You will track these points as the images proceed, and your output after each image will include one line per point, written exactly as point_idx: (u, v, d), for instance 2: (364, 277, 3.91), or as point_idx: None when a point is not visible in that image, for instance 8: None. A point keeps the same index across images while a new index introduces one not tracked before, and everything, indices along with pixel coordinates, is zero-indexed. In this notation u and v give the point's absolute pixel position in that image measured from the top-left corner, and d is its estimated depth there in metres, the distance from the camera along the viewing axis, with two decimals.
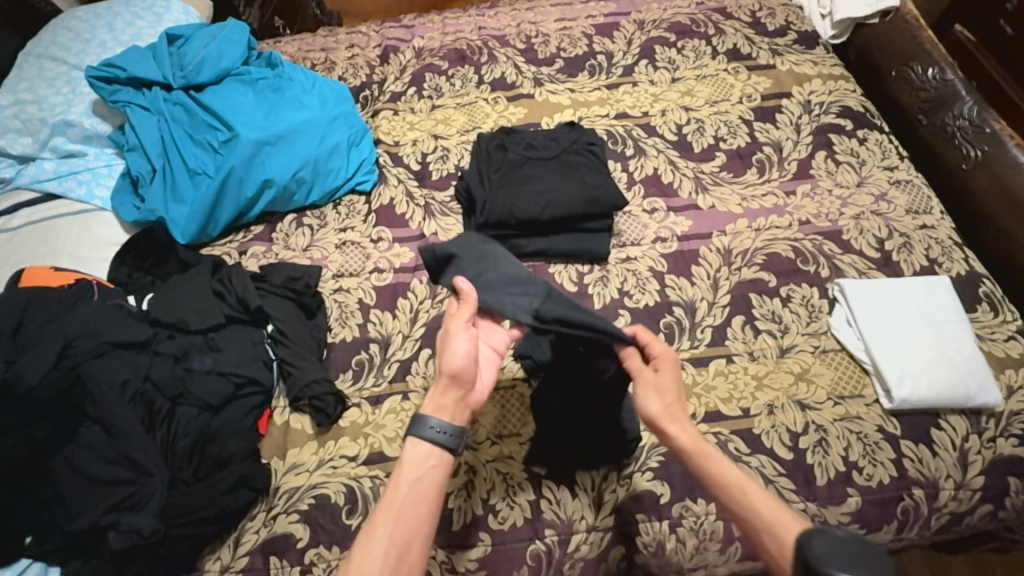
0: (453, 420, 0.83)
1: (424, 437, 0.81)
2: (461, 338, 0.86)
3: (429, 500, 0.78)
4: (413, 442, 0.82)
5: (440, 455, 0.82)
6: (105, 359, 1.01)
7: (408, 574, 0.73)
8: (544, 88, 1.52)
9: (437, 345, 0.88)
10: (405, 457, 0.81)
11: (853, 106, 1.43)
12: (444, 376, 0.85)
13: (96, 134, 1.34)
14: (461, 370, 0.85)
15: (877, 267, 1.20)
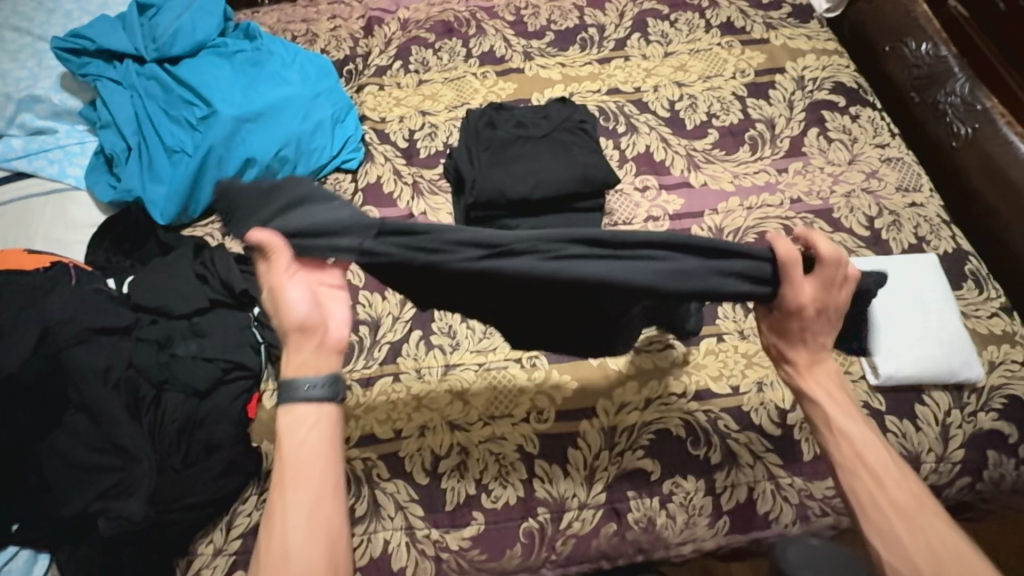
0: (324, 372, 0.77)
1: (298, 399, 0.75)
2: (295, 288, 0.76)
3: (326, 456, 0.74)
4: (286, 409, 0.75)
5: (320, 411, 0.76)
6: (86, 345, 0.98)
7: (330, 535, 0.71)
8: (534, 63, 1.48)
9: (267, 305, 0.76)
10: (282, 425, 0.75)
11: (846, 82, 1.41)
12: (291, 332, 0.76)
13: (65, 110, 1.27)
14: (307, 320, 0.76)
15: (866, 246, 1.20)
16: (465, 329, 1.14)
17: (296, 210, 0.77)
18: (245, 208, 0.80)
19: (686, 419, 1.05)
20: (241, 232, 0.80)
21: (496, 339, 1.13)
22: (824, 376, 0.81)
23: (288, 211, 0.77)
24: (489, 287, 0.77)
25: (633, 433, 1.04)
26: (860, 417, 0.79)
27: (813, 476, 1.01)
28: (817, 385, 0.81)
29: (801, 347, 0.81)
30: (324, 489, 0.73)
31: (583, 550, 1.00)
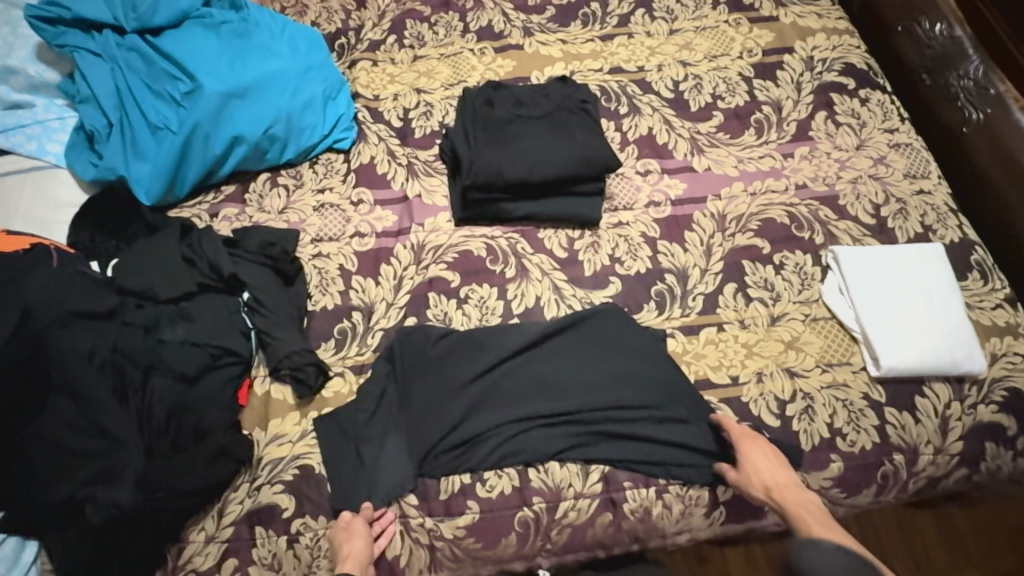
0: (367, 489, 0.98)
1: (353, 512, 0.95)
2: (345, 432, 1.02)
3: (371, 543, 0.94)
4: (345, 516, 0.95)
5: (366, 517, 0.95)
6: (69, 329, 0.95)
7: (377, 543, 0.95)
8: (534, 39, 1.42)
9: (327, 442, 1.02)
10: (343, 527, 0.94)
11: (856, 63, 1.36)
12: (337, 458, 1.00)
13: (43, 82, 1.21)
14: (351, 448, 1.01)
15: (871, 234, 1.17)
16: (461, 316, 1.12)
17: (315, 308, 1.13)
18: (268, 304, 1.07)
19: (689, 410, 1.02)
20: (264, 319, 1.07)
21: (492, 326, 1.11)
22: (756, 446, 0.97)
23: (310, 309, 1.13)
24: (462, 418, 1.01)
25: (637, 423, 1.01)
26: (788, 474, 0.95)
27: (811, 468, 1.00)
28: (762, 483, 0.94)
29: (755, 454, 0.96)
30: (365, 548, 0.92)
31: (578, 539, 0.99)
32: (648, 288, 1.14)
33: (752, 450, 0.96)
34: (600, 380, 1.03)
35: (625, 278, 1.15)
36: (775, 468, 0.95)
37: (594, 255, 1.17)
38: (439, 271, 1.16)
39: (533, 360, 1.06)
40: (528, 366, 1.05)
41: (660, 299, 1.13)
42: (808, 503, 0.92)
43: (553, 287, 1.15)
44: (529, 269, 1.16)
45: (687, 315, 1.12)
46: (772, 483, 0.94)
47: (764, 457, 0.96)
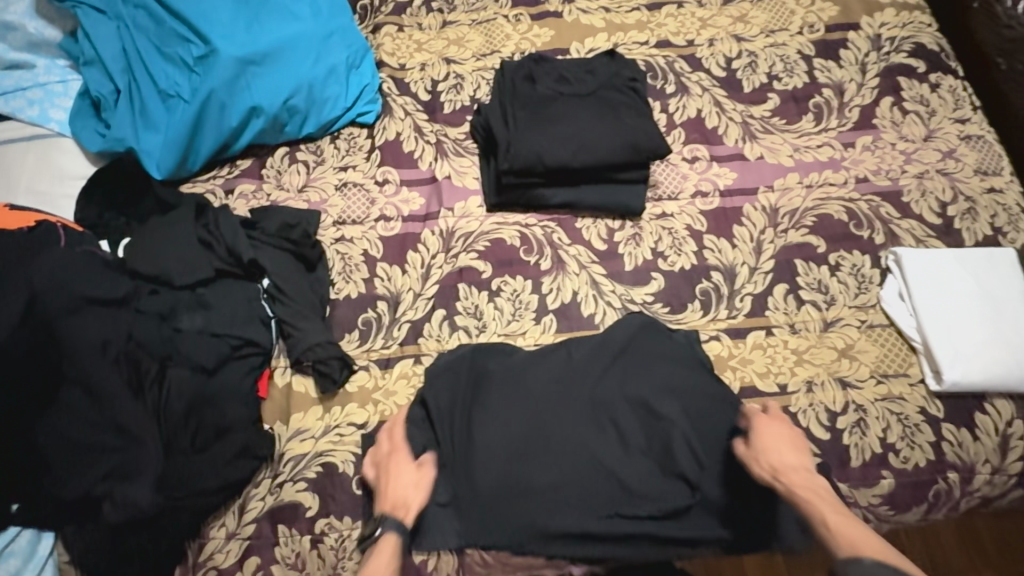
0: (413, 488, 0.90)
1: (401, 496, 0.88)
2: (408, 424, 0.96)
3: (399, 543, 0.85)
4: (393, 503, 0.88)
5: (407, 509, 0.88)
6: (80, 316, 0.88)
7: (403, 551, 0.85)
8: (575, 6, 1.30)
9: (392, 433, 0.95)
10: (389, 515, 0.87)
11: (927, 44, 1.24)
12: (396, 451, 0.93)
13: (43, 40, 1.12)
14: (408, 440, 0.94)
15: (936, 235, 1.09)
16: (493, 310, 1.06)
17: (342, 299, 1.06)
18: (290, 293, 1.01)
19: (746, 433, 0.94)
20: (285, 309, 1.01)
21: (525, 321, 1.05)
22: (775, 427, 0.90)
23: (336, 300, 1.06)
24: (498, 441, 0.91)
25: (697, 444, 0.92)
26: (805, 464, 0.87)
27: (861, 483, 0.94)
28: (769, 466, 0.86)
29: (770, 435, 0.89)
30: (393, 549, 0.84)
31: None
32: (693, 286, 1.07)
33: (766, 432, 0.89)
34: (645, 396, 0.94)
35: (669, 274, 1.08)
36: (790, 454, 0.87)
37: (635, 248, 1.09)
38: (470, 260, 1.09)
39: (567, 373, 0.97)
40: (563, 381, 0.96)
41: (705, 299, 1.06)
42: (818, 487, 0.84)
43: (591, 281, 1.07)
44: (565, 261, 1.09)
45: (734, 317, 1.05)
46: (781, 465, 0.86)
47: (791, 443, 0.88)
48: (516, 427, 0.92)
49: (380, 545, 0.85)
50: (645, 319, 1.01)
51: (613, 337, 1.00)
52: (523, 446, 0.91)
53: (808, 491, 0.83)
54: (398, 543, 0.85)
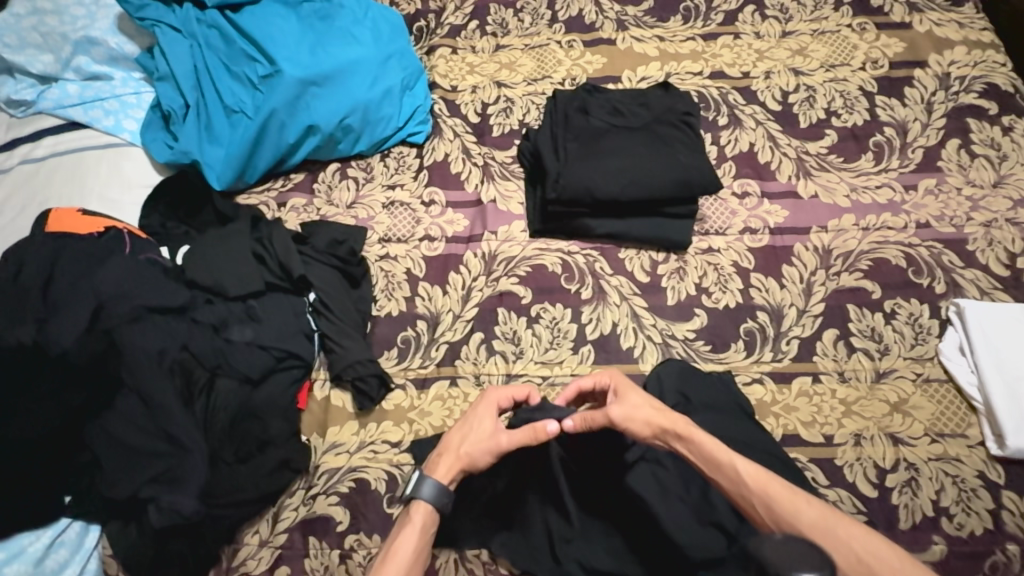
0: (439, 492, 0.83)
1: (423, 498, 0.83)
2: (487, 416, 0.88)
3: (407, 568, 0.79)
4: (416, 512, 0.83)
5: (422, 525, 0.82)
6: (139, 324, 0.94)
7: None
8: (629, 33, 1.30)
9: (468, 417, 0.88)
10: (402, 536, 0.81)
11: (1001, 84, 1.19)
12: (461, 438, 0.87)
13: (122, 55, 1.18)
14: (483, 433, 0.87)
15: (1003, 288, 1.03)
16: (531, 337, 1.05)
17: (383, 318, 1.08)
18: (333, 310, 1.03)
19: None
20: (326, 326, 1.03)
21: (564, 350, 1.04)
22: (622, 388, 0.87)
23: (377, 319, 1.08)
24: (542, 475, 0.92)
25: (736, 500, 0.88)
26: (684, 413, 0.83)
27: (910, 548, 0.88)
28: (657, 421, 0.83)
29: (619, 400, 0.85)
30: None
31: None
32: (738, 325, 1.04)
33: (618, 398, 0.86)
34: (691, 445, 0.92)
35: (712, 312, 1.05)
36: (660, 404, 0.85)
37: (679, 282, 1.08)
38: (510, 285, 1.09)
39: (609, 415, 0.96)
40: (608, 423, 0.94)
41: (749, 339, 1.03)
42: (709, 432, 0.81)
43: (631, 313, 1.06)
44: (606, 292, 1.08)
45: (779, 360, 1.01)
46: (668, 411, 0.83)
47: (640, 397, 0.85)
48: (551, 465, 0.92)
49: (414, 505, 0.84)
50: (681, 366, 0.99)
51: (653, 384, 0.98)
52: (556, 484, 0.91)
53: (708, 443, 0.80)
54: (423, 530, 0.82)
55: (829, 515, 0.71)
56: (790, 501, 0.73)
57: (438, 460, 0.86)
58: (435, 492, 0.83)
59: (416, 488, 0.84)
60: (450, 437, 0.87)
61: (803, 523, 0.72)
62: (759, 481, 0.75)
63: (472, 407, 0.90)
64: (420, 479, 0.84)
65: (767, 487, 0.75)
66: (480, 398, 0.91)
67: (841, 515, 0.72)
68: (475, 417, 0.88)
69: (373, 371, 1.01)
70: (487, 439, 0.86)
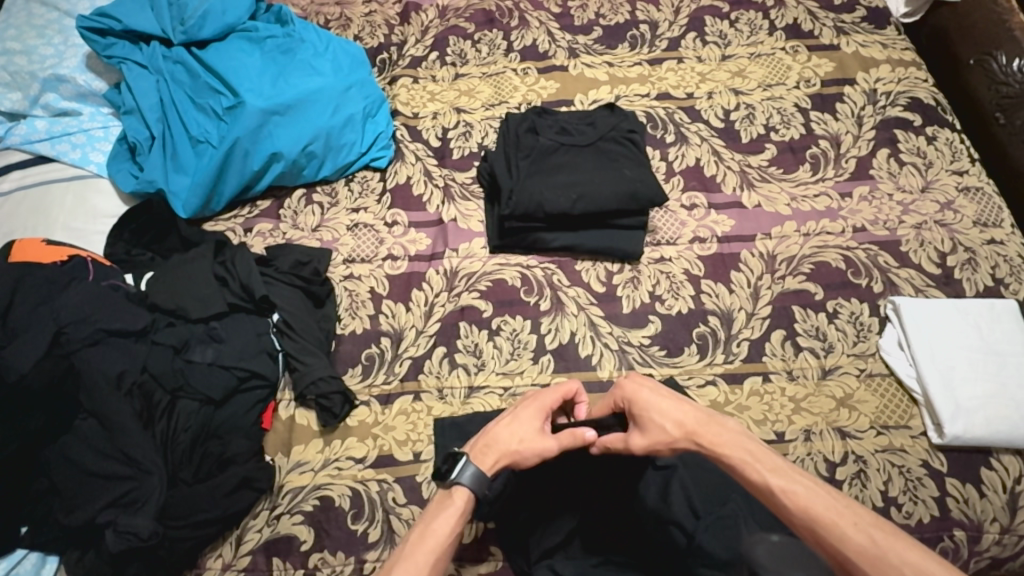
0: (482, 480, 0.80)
1: (461, 486, 0.79)
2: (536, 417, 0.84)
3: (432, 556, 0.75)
4: (450, 498, 0.80)
5: (455, 510, 0.78)
6: (100, 348, 0.95)
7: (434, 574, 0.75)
8: (580, 60, 1.38)
9: (514, 415, 0.84)
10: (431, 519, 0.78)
11: (923, 98, 1.28)
12: (508, 435, 0.83)
13: (90, 91, 1.23)
14: (532, 437, 0.83)
15: (936, 285, 1.09)
16: (492, 349, 1.08)
17: (347, 338, 1.10)
18: (297, 329, 1.05)
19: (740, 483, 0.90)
20: (289, 345, 1.05)
21: (524, 361, 1.07)
22: (648, 386, 0.84)
23: (341, 339, 1.10)
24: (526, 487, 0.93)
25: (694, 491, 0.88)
26: (712, 417, 0.82)
27: None
28: (678, 428, 0.81)
29: (648, 396, 0.83)
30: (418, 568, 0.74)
31: None
32: (690, 329, 1.08)
33: (641, 393, 0.84)
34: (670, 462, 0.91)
35: (665, 318, 1.10)
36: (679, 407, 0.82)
37: (633, 291, 1.12)
38: (471, 299, 1.12)
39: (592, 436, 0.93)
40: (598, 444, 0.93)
41: (702, 343, 1.07)
42: (738, 440, 0.79)
43: (589, 323, 1.10)
44: (564, 303, 1.11)
45: (730, 362, 1.05)
46: (687, 422, 0.81)
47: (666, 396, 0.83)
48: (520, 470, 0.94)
49: (454, 491, 0.80)
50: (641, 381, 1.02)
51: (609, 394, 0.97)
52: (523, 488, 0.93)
53: (741, 453, 0.78)
54: (457, 514, 0.78)
55: (878, 535, 0.68)
56: (833, 519, 0.70)
57: (483, 452, 0.82)
58: (476, 478, 0.80)
59: (457, 472, 0.80)
60: (497, 430, 0.83)
61: (849, 548, 0.68)
62: (800, 505, 0.72)
63: (521, 406, 0.86)
64: (463, 464, 0.80)
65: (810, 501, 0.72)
66: (530, 397, 0.87)
67: (886, 530, 0.69)
68: (522, 414, 0.84)
69: (332, 391, 1.01)
70: (535, 438, 0.83)
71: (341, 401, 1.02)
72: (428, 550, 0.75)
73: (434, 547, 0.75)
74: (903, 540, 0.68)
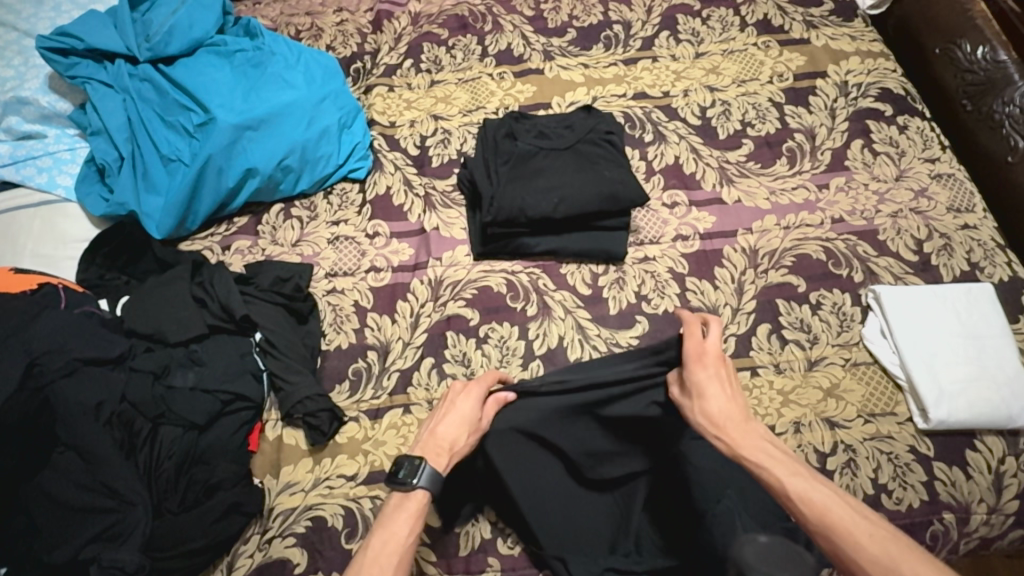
0: (437, 475, 0.80)
1: (416, 488, 0.79)
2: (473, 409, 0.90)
3: (392, 562, 0.72)
4: (403, 501, 0.78)
5: (413, 513, 0.77)
6: (75, 378, 0.92)
7: None
8: (555, 63, 1.38)
9: (451, 411, 0.89)
10: (386, 522, 0.76)
11: (893, 88, 1.30)
12: (452, 432, 0.86)
13: (54, 112, 1.19)
14: (473, 429, 0.88)
15: (914, 272, 1.11)
16: (480, 357, 1.07)
17: (333, 353, 1.09)
18: (282, 347, 1.03)
19: (735, 471, 0.88)
20: (275, 365, 1.03)
21: (513, 367, 1.06)
22: (711, 370, 0.85)
23: (327, 354, 1.09)
24: (535, 486, 0.92)
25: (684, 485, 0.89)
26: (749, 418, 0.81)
27: None
28: (713, 420, 0.82)
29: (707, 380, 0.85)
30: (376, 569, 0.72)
31: None
32: (677, 328, 1.09)
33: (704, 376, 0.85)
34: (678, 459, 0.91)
35: (652, 318, 1.10)
36: (722, 399, 0.83)
37: (619, 292, 1.12)
38: (457, 308, 1.11)
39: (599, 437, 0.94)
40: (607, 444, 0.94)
41: None
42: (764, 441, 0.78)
43: (576, 326, 1.09)
44: (551, 307, 1.11)
45: None
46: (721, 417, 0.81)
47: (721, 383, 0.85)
48: (515, 444, 0.93)
49: (410, 495, 0.79)
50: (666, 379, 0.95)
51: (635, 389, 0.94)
52: (523, 468, 0.92)
53: (761, 456, 0.76)
54: (417, 518, 0.77)
55: (893, 550, 0.65)
56: (852, 531, 0.67)
57: (437, 452, 0.83)
58: (436, 479, 0.79)
59: (418, 476, 0.78)
60: (443, 430, 0.86)
61: (864, 558, 0.65)
62: (819, 512, 0.70)
63: (455, 401, 0.90)
64: (422, 467, 0.79)
65: (826, 512, 0.69)
66: (460, 390, 0.92)
67: (904, 544, 0.66)
68: (459, 409, 0.89)
69: (319, 410, 1.00)
70: (476, 424, 0.89)
71: (330, 418, 1.00)
72: (393, 553, 0.73)
73: (401, 549, 0.73)
74: (919, 556, 0.64)
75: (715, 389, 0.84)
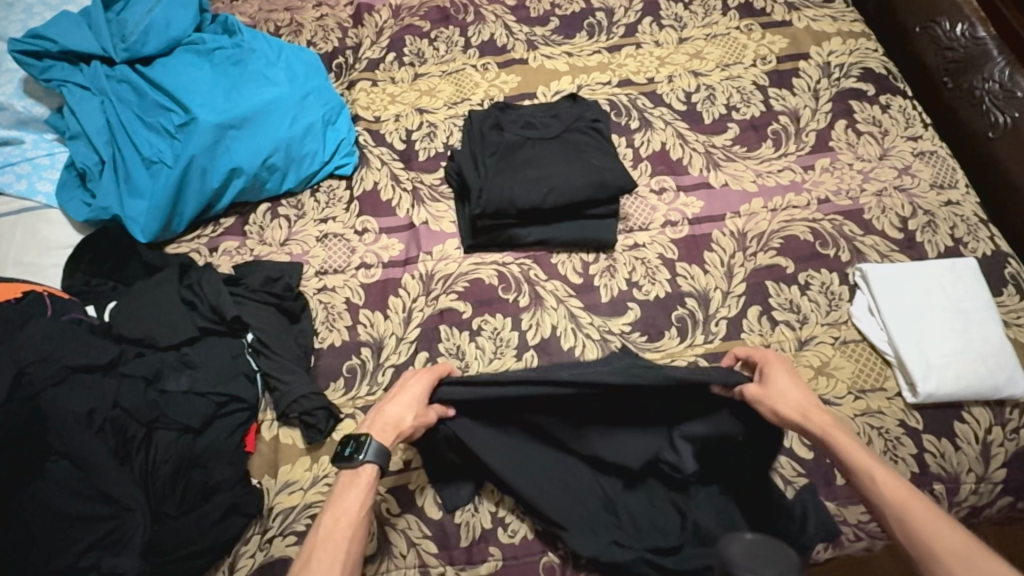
0: (379, 451, 0.82)
1: (361, 463, 0.81)
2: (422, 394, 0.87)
3: (345, 532, 0.76)
4: (352, 477, 0.81)
5: (364, 487, 0.81)
6: (66, 386, 0.92)
7: (350, 549, 0.75)
8: (539, 52, 1.37)
9: (400, 393, 0.88)
10: (336, 497, 0.80)
11: (874, 68, 1.31)
12: (399, 414, 0.85)
13: (31, 117, 1.17)
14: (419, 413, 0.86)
15: (899, 250, 1.13)
16: (474, 350, 1.07)
17: (326, 351, 1.08)
18: (275, 347, 1.03)
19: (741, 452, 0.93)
20: (267, 365, 1.02)
21: (507, 358, 1.07)
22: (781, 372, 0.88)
23: (320, 352, 1.08)
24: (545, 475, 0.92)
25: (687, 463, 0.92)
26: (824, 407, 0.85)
27: (848, 501, 0.94)
28: (796, 407, 0.84)
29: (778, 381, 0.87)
30: (331, 540, 0.75)
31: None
32: (669, 313, 1.09)
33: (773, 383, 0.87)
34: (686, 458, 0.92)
35: (644, 304, 1.10)
36: (797, 394, 0.85)
37: (610, 280, 1.12)
38: (449, 301, 1.11)
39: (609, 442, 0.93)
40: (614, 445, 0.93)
41: (681, 325, 1.08)
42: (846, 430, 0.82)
43: (569, 315, 1.10)
44: (543, 297, 1.11)
45: (710, 341, 1.07)
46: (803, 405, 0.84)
47: (790, 379, 0.87)
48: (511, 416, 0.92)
49: (360, 470, 0.82)
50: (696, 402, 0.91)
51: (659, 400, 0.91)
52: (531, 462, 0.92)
53: (842, 439, 0.80)
54: (369, 489, 0.81)
55: (966, 550, 0.65)
56: (929, 522, 0.69)
57: (383, 429, 0.85)
58: (383, 453, 0.82)
59: (364, 450, 0.81)
60: (392, 409, 0.86)
61: (942, 549, 0.66)
62: (897, 497, 0.72)
63: (409, 382, 0.89)
64: (368, 442, 0.82)
65: (903, 501, 0.71)
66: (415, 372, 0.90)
67: (982, 550, 0.65)
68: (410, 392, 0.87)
69: (313, 409, 0.99)
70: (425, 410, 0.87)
71: (324, 416, 1.00)
72: (346, 527, 0.77)
73: (354, 522, 0.77)
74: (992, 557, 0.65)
75: (791, 383, 0.87)
